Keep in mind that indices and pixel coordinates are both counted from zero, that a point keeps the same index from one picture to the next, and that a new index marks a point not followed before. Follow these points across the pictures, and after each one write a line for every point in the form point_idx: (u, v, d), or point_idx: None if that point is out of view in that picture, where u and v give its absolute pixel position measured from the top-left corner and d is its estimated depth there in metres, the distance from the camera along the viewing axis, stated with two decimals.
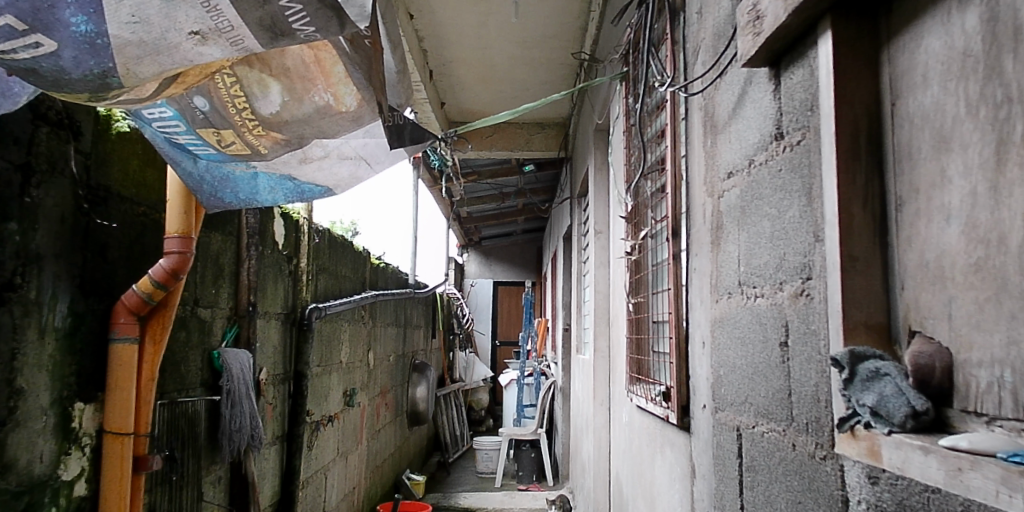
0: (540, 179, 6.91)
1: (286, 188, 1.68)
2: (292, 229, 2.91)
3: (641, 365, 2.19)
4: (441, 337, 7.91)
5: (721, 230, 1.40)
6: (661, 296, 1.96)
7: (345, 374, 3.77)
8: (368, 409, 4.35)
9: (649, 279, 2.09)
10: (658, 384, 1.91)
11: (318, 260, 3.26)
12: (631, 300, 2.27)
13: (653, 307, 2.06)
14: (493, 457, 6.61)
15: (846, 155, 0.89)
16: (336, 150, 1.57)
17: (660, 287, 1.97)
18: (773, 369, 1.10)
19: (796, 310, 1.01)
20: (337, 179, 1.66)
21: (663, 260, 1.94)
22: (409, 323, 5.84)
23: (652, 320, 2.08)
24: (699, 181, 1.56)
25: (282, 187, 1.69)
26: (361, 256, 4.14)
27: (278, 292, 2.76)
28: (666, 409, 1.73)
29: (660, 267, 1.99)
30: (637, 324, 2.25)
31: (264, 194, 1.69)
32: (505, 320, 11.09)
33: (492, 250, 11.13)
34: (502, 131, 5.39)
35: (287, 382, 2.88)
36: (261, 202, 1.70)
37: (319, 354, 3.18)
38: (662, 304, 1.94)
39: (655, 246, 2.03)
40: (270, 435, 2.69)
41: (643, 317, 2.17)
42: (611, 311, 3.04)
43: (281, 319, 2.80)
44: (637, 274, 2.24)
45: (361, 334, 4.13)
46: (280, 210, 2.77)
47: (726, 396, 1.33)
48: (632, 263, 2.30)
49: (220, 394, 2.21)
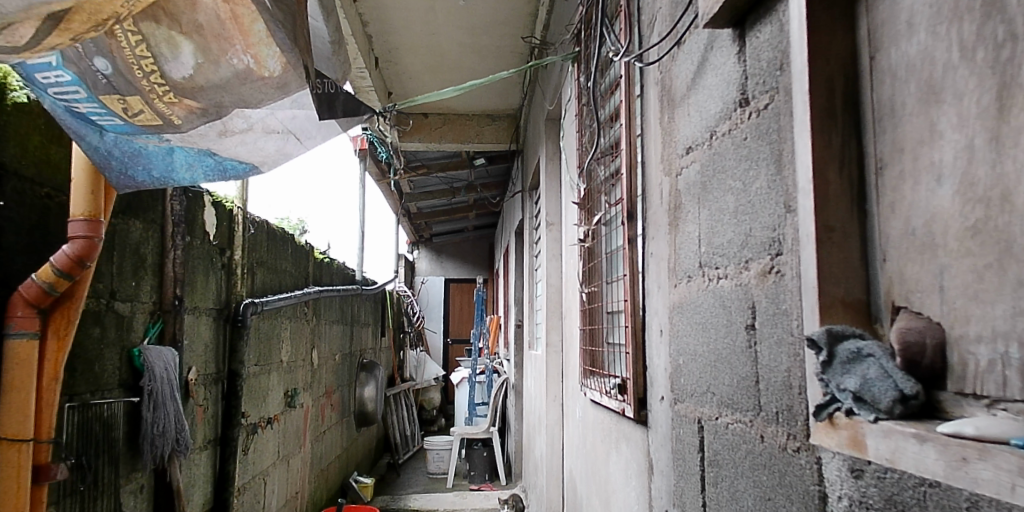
0: (491, 173, 6.78)
1: (207, 165, 1.48)
2: (224, 218, 2.60)
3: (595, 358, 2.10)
4: (391, 336, 7.69)
5: (680, 209, 1.32)
6: (616, 284, 1.87)
7: (286, 374, 3.55)
8: (311, 411, 4.12)
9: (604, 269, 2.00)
10: (613, 377, 1.82)
11: (254, 253, 2.96)
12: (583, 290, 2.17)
13: (608, 297, 1.96)
14: (444, 457, 6.45)
15: (822, 115, 0.80)
16: (260, 123, 1.39)
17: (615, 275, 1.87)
18: (739, 354, 1.01)
19: (765, 289, 0.93)
20: (263, 155, 1.46)
21: (619, 249, 1.85)
22: (356, 321, 5.63)
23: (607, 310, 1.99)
24: (656, 159, 1.47)
25: (203, 164, 1.47)
26: (304, 249, 3.91)
27: (209, 287, 2.46)
28: (621, 402, 1.64)
29: (615, 256, 1.89)
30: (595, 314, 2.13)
31: (180, 173, 1.45)
32: (457, 318, 10.95)
33: (443, 247, 10.94)
34: (452, 122, 5.26)
35: (219, 383, 2.54)
36: (177, 182, 1.46)
37: (257, 353, 2.96)
38: (618, 291, 1.85)
39: (611, 232, 1.94)
40: (200, 439, 2.39)
41: (598, 307, 2.07)
42: (564, 307, 2.95)
43: (213, 315, 2.49)
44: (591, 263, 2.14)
45: (303, 332, 3.89)
46: (210, 197, 2.46)
47: (685, 386, 1.25)
48: (585, 251, 2.20)
49: (139, 396, 1.90)
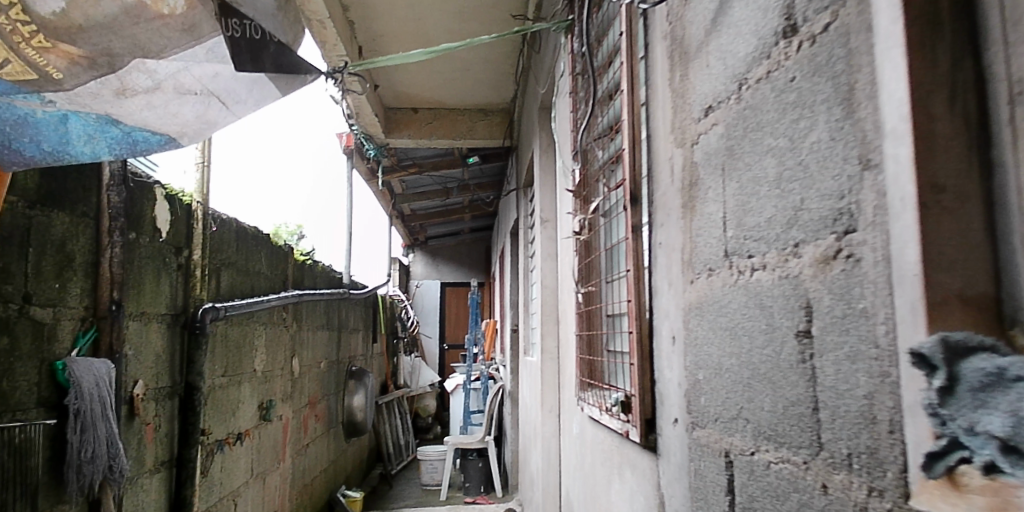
0: (485, 173, 6.50)
1: (111, 137, 1.29)
2: (181, 213, 2.28)
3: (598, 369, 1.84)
4: (383, 342, 7.41)
5: (698, 186, 1.05)
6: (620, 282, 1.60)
7: (263, 385, 3.25)
8: (292, 423, 3.81)
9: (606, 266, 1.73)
10: (615, 391, 1.54)
11: (219, 253, 2.63)
12: (580, 290, 1.90)
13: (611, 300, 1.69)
14: (438, 468, 6.16)
15: (923, 22, 0.55)
16: (170, 81, 1.21)
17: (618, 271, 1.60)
18: (786, 371, 0.75)
19: (827, 282, 0.67)
20: (180, 122, 1.33)
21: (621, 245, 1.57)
22: (344, 326, 5.36)
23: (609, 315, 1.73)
24: (664, 128, 1.21)
25: (105, 135, 1.28)
26: (285, 250, 3.60)
27: (160, 290, 2.14)
28: (624, 423, 1.36)
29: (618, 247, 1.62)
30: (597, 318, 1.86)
31: (77, 144, 1.25)
32: (453, 322, 10.67)
33: (438, 250, 10.68)
34: (443, 117, 4.99)
35: (174, 398, 2.24)
36: (74, 155, 1.26)
37: (223, 363, 2.68)
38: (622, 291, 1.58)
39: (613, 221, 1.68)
40: (151, 462, 2.08)
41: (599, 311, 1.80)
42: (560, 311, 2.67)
43: (167, 322, 2.18)
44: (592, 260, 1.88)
45: (283, 339, 3.59)
46: (162, 189, 2.14)
47: (708, 408, 0.99)
48: (581, 246, 1.93)
49: (64, 416, 1.61)
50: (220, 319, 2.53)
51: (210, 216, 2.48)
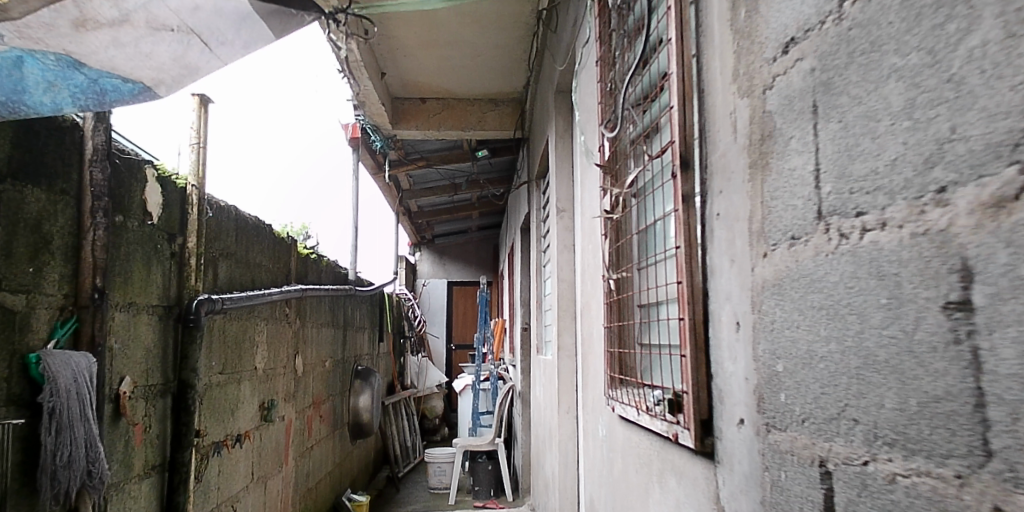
0: (494, 167, 6.33)
1: (75, 85, 1.31)
2: (174, 198, 2.10)
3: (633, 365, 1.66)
4: (389, 341, 7.23)
5: (774, 139, 0.88)
6: (665, 265, 1.42)
7: (265, 384, 3.08)
8: (296, 425, 3.64)
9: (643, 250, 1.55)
10: (658, 389, 1.35)
11: (217, 242, 2.45)
12: (609, 276, 1.71)
13: (651, 286, 1.51)
14: (446, 471, 5.98)
15: None
16: (141, 12, 1.19)
17: (662, 252, 1.42)
18: (929, 356, 0.57)
19: (1005, 231, 0.49)
20: (155, 65, 1.36)
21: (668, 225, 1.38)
22: (350, 324, 5.18)
23: (649, 303, 1.55)
24: (725, 78, 1.03)
25: (69, 84, 1.30)
26: (288, 242, 3.43)
27: (150, 279, 1.97)
28: (670, 425, 1.18)
29: (661, 226, 1.44)
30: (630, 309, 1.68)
31: (40, 94, 1.27)
32: (461, 322, 10.49)
33: (445, 248, 10.50)
34: (451, 107, 4.81)
35: (166, 395, 2.07)
36: (37, 105, 1.28)
37: (221, 360, 2.51)
38: (667, 276, 1.40)
39: (652, 198, 1.50)
40: (139, 466, 1.91)
41: (636, 300, 1.62)
42: (581, 304, 2.49)
43: (157, 314, 2.01)
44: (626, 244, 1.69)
45: (286, 335, 3.42)
46: (152, 169, 1.97)
47: (795, 405, 0.80)
48: (611, 228, 1.74)
49: (37, 415, 1.43)
50: (216, 313, 2.37)
51: (206, 202, 2.31)
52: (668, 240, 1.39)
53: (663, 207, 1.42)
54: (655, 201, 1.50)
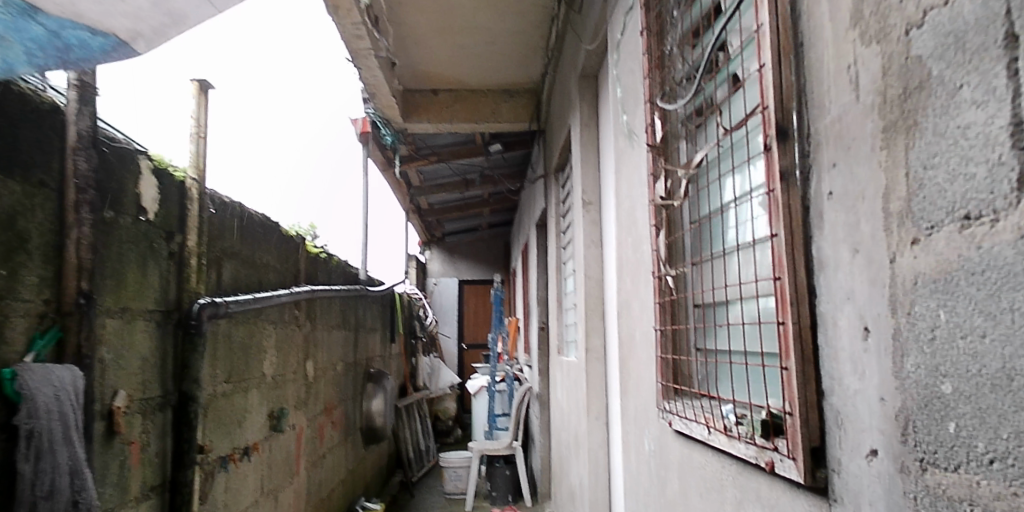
0: (507, 161, 6.12)
1: (30, 36, 1.15)
2: (172, 192, 1.92)
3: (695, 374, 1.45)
4: (401, 342, 7.05)
5: (923, 91, 0.67)
6: (742, 258, 1.21)
7: (275, 392, 2.90)
8: (307, 433, 3.45)
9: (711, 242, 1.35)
10: (740, 406, 1.15)
11: (221, 241, 2.27)
12: (664, 273, 1.49)
13: (723, 283, 1.31)
14: (462, 476, 5.80)
15: None
16: None
17: (738, 243, 1.22)
18: None
19: None
20: (131, 10, 1.18)
21: (750, 210, 1.17)
22: (361, 325, 5.00)
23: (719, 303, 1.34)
24: (839, 23, 0.82)
25: (22, 35, 1.15)
26: (296, 242, 3.25)
27: (146, 282, 1.79)
28: (762, 452, 0.97)
29: (739, 213, 1.23)
30: (687, 310, 1.47)
31: None
32: (473, 322, 10.31)
33: (455, 247, 10.32)
34: (464, 99, 4.60)
35: (166, 409, 1.89)
36: None
37: (226, 368, 2.33)
38: (745, 272, 1.19)
39: (725, 181, 1.29)
40: (136, 488, 1.73)
41: (700, 300, 1.41)
42: (617, 304, 2.29)
43: (155, 320, 1.83)
44: (686, 236, 1.49)
45: (296, 340, 3.24)
46: (145, 160, 1.78)
47: (974, 442, 0.60)
48: (663, 219, 1.52)
49: (12, 439, 1.25)
50: (219, 318, 2.17)
51: (208, 197, 2.12)
52: (748, 230, 1.18)
53: (740, 190, 1.22)
54: (728, 184, 1.29)
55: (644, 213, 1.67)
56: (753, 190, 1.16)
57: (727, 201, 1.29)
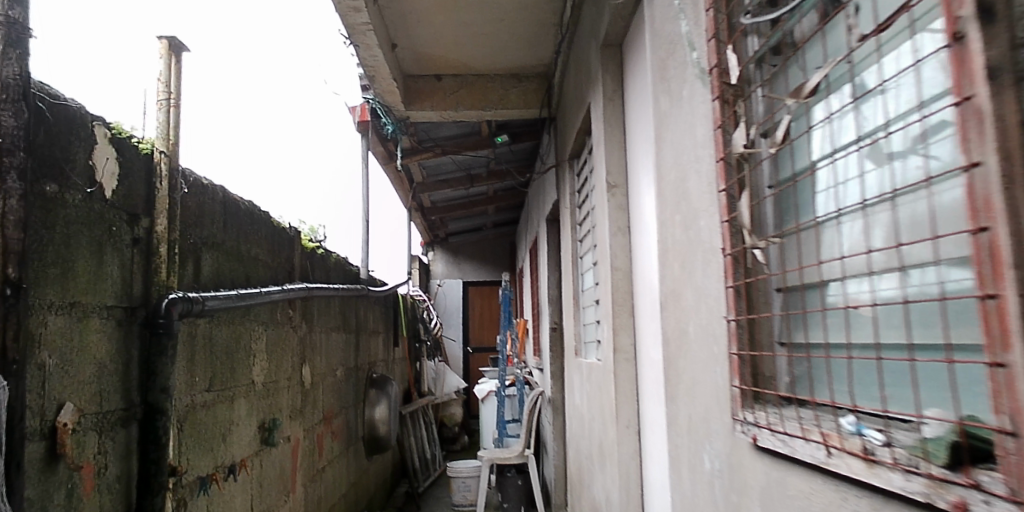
0: (514, 154, 5.82)
1: None
2: (133, 167, 1.61)
3: (785, 376, 1.16)
4: (405, 346, 6.74)
5: None
6: (873, 220, 0.89)
7: (266, 401, 2.60)
8: (304, 445, 3.15)
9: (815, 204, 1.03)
10: (885, 418, 0.84)
11: (199, 229, 1.97)
12: (751, 246, 1.16)
13: (833, 256, 1.00)
14: (471, 487, 5.49)
15: None
16: None
17: (866, 199, 0.90)
18: None
19: None
20: None
21: (888, 153, 0.86)
22: (363, 328, 4.69)
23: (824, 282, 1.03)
24: None
25: None
26: (290, 235, 2.95)
27: (103, 272, 1.48)
28: (940, 486, 0.65)
29: (857, 163, 0.93)
30: (778, 297, 1.17)
31: None
32: (478, 324, 10.01)
33: (460, 247, 10.02)
34: (471, 85, 4.30)
35: (128, 424, 1.59)
36: None
37: (206, 374, 2.03)
38: (879, 235, 0.88)
39: (833, 124, 0.99)
40: None
41: (793, 280, 1.12)
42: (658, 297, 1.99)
43: (114, 318, 1.53)
44: (764, 205, 1.19)
45: (291, 342, 2.94)
46: (100, 126, 1.48)
47: None
48: (739, 184, 1.19)
49: None
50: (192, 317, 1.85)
51: (181, 176, 1.81)
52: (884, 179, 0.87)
53: (867, 127, 0.90)
54: (839, 124, 0.98)
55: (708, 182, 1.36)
56: (892, 123, 0.84)
57: (832, 151, 0.99)
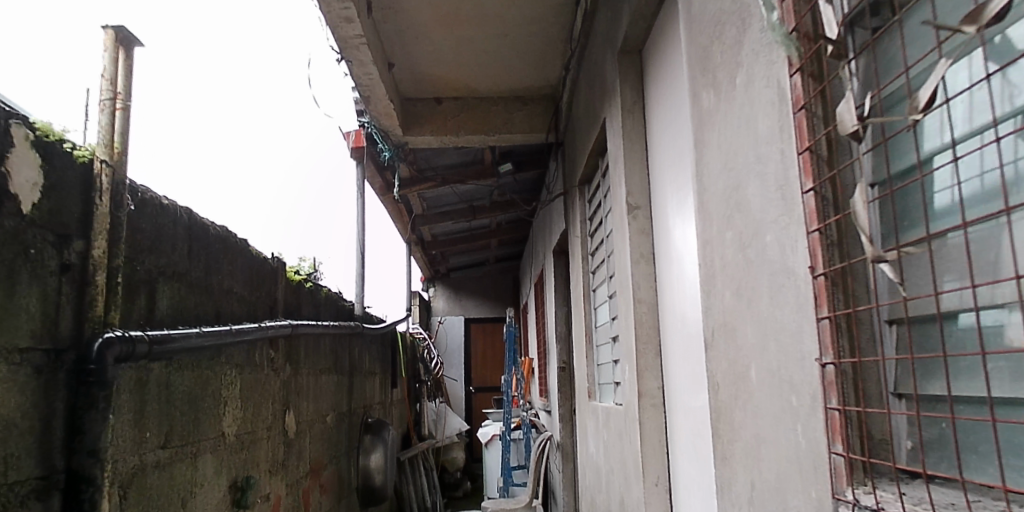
0: (518, 184, 5.59)
1: None
2: (65, 178, 1.33)
3: (907, 441, 0.84)
4: (403, 387, 6.38)
5: None
6: None
7: (240, 456, 2.26)
8: (287, 503, 2.79)
9: (951, 208, 0.74)
10: None
11: (155, 256, 1.69)
12: (848, 262, 0.88)
13: (977, 279, 0.70)
14: None
15: None
16: None
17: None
18: None
19: None
20: None
21: None
22: (357, 369, 4.36)
23: (963, 312, 0.73)
24: None
25: None
26: (273, 265, 2.67)
27: (19, 304, 1.18)
28: None
29: (1007, 150, 0.67)
30: (887, 330, 0.87)
31: None
32: (481, 363, 9.63)
33: (461, 282, 9.72)
34: (473, 108, 4.07)
35: (46, 499, 1.25)
36: None
37: (160, 427, 1.71)
38: None
39: (978, 94, 0.71)
40: None
41: (906, 310, 0.83)
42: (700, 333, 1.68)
43: (33, 365, 1.22)
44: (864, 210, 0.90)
45: (273, 386, 2.63)
46: (22, 128, 1.20)
47: None
48: (831, 182, 0.93)
49: None
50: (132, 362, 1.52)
51: (129, 191, 1.52)
52: None
53: None
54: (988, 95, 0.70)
55: (778, 184, 1.07)
56: None
57: (971, 135, 0.72)
